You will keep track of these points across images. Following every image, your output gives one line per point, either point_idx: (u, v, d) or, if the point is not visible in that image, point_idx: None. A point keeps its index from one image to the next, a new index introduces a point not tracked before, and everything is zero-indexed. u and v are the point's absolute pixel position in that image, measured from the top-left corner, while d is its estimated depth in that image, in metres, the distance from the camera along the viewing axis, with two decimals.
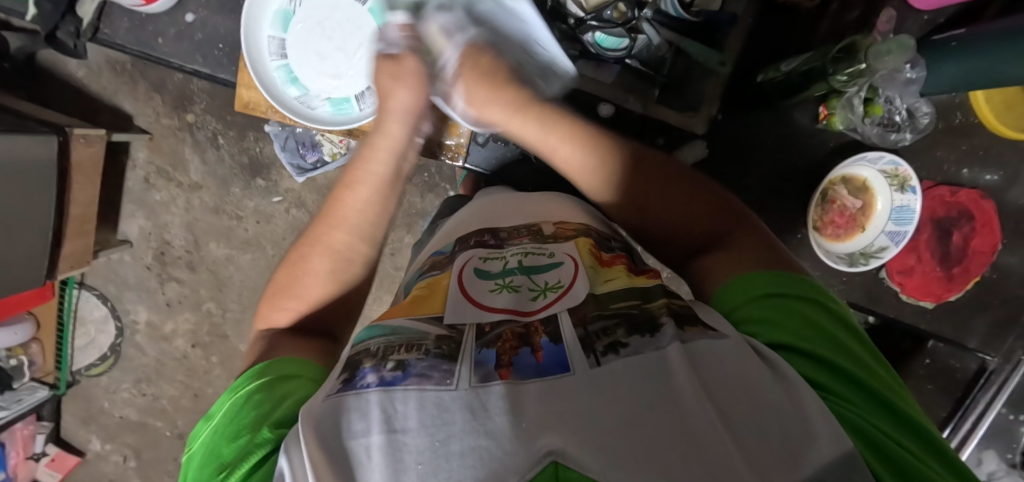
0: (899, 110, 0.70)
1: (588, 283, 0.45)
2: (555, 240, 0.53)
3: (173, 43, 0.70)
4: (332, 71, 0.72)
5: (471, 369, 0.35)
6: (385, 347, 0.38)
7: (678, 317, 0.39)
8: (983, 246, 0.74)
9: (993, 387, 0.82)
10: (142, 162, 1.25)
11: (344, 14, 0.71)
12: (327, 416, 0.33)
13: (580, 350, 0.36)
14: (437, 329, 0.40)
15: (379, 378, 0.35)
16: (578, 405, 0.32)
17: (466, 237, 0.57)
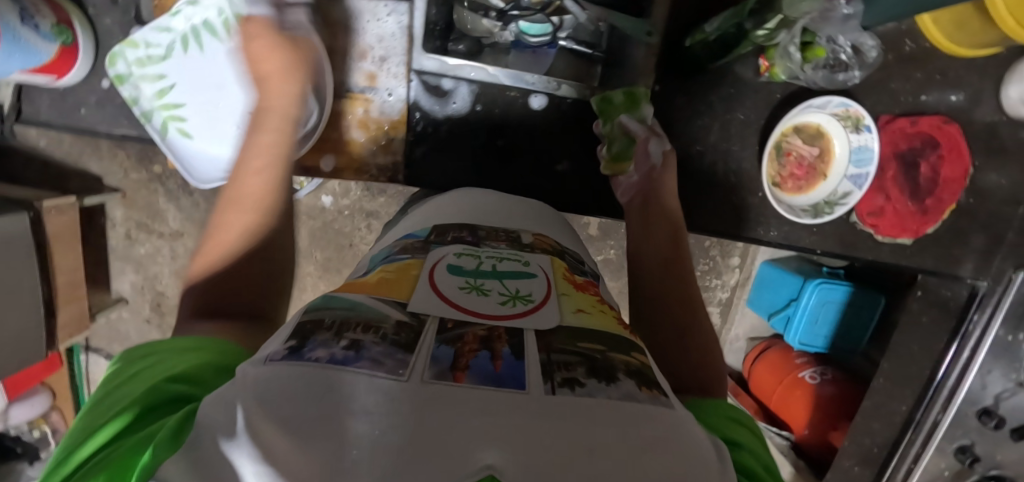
0: (844, 49, 0.66)
1: (558, 310, 0.37)
2: (532, 250, 0.47)
3: (96, 110, 0.68)
4: (218, 135, 0.64)
5: (427, 363, 0.29)
6: (342, 322, 0.32)
7: (636, 376, 0.32)
8: (953, 174, 0.72)
9: (988, 308, 0.82)
10: (120, 220, 1.28)
11: (225, 65, 0.63)
12: (277, 381, 0.26)
13: (538, 370, 0.30)
14: (397, 312, 0.33)
15: (330, 355, 0.29)
16: (523, 420, 0.26)
17: (444, 229, 0.49)
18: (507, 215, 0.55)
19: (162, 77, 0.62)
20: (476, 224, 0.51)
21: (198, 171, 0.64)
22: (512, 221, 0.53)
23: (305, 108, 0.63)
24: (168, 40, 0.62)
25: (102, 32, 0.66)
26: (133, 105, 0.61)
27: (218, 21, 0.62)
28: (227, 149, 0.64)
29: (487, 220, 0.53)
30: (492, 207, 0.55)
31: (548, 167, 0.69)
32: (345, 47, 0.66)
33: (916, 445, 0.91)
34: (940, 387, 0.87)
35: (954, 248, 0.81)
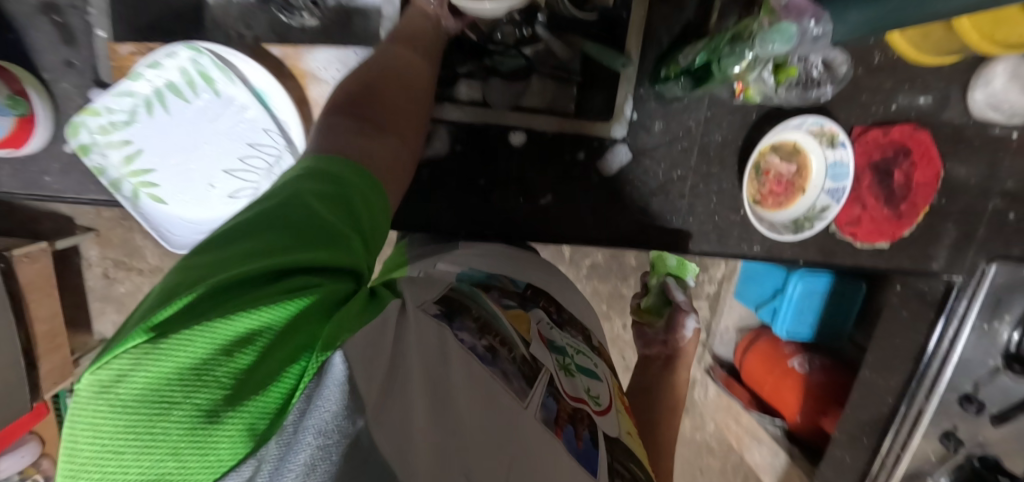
0: (816, 66, 0.67)
1: (617, 424, 0.45)
2: (596, 347, 0.54)
3: (61, 178, 0.66)
4: (194, 199, 0.62)
5: (540, 406, 0.37)
6: (487, 324, 0.41)
7: None
8: (924, 178, 0.75)
9: (964, 299, 0.86)
10: (96, 259, 1.26)
11: (194, 125, 0.61)
12: (436, 345, 0.35)
13: (608, 470, 0.37)
14: (523, 347, 0.41)
15: (472, 345, 0.38)
16: None
17: (541, 293, 0.54)
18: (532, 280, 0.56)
19: (128, 144, 0.60)
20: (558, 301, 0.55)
21: (174, 237, 0.62)
22: (540, 281, 0.56)
23: (280, 165, 0.62)
24: (130, 104, 0.59)
25: (61, 95, 0.64)
26: (101, 176, 0.59)
27: (181, 80, 0.59)
28: (204, 213, 0.63)
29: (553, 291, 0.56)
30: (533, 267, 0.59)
31: (529, 201, 0.68)
32: (316, 98, 0.63)
33: (903, 433, 0.93)
34: (922, 378, 0.90)
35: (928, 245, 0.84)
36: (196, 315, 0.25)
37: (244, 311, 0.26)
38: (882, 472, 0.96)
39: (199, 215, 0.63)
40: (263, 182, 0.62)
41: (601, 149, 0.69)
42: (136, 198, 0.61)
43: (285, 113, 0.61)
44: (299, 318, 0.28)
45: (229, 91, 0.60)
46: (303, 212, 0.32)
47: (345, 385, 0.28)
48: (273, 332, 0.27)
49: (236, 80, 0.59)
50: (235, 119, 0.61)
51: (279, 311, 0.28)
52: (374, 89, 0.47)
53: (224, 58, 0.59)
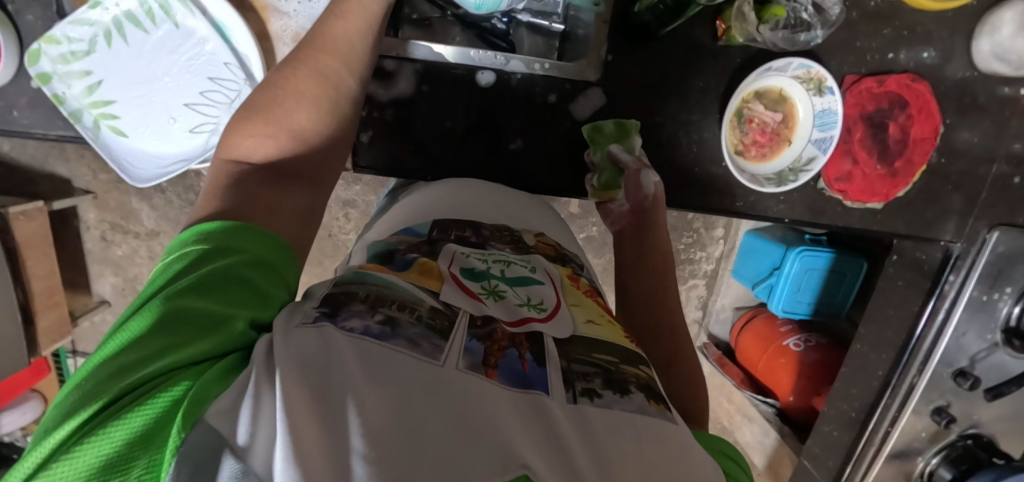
0: (805, 7, 0.63)
1: (570, 319, 0.42)
2: (535, 253, 0.52)
3: (28, 112, 0.64)
4: (156, 132, 0.62)
5: (462, 353, 0.33)
6: (376, 297, 0.36)
7: (647, 389, 0.37)
8: (921, 134, 0.71)
9: (961, 270, 0.81)
10: (93, 221, 1.27)
11: (154, 57, 0.60)
12: (311, 348, 0.30)
13: (560, 379, 0.34)
14: (432, 300, 0.37)
15: (364, 327, 0.32)
16: (557, 426, 0.30)
17: (445, 225, 0.53)
18: (470, 208, 0.56)
19: (88, 73, 0.59)
20: (477, 221, 0.55)
21: (135, 170, 0.62)
22: (483, 212, 0.56)
23: (240, 100, 0.61)
24: (89, 34, 0.58)
25: (26, 29, 0.62)
26: (60, 104, 0.58)
27: (140, 10, 0.58)
28: (165, 147, 0.62)
29: (486, 216, 0.56)
30: (483, 199, 0.58)
31: (500, 145, 0.66)
32: (276, 32, 0.60)
33: (893, 409, 0.89)
34: (916, 350, 0.86)
35: (925, 209, 0.80)
36: (52, 466, 0.24)
37: (97, 436, 0.25)
38: (870, 447, 0.93)
39: (160, 149, 0.62)
40: (224, 117, 0.61)
41: (575, 91, 0.66)
42: (97, 129, 0.60)
43: (245, 46, 0.59)
44: (164, 409, 0.26)
45: (188, 22, 0.59)
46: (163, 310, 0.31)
47: (231, 460, 0.24)
48: (135, 434, 0.25)
49: (195, 10, 0.58)
50: (195, 51, 0.60)
51: (150, 407, 0.26)
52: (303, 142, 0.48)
53: None
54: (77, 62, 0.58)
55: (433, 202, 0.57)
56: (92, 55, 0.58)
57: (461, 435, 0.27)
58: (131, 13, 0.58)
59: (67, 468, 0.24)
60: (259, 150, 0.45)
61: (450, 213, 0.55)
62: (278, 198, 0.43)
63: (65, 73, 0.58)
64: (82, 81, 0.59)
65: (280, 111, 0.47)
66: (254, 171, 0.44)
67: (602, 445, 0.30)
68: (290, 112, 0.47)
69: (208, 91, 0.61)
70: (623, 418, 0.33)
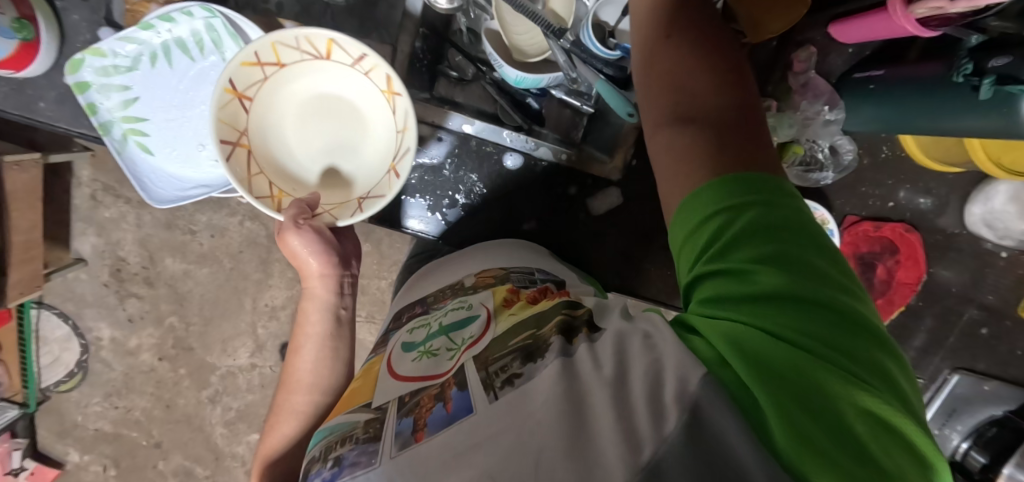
0: (822, 149, 0.67)
1: (495, 331, 0.50)
2: (475, 292, 0.60)
3: (55, 106, 0.64)
4: (184, 155, 0.62)
5: (394, 440, 0.41)
6: (326, 449, 0.46)
7: (565, 333, 0.44)
8: (906, 279, 0.75)
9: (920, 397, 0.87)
10: (87, 179, 1.28)
11: (195, 85, 0.61)
12: None
13: (480, 389, 0.41)
14: (366, 413, 0.47)
15: (323, 477, 0.42)
16: (479, 437, 0.37)
17: (400, 313, 0.64)
18: (446, 271, 0.66)
19: (126, 88, 0.59)
20: (423, 293, 0.65)
21: (155, 188, 0.61)
22: (462, 271, 0.65)
23: None
24: (134, 52, 0.58)
25: (70, 27, 0.63)
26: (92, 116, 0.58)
27: (191, 40, 0.59)
28: (188, 171, 0.63)
29: (446, 276, 0.66)
30: (454, 268, 0.66)
31: (515, 224, 0.70)
32: None
33: None
34: None
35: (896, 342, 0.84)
36: None
37: None
38: None
39: (182, 172, 0.62)
40: None
41: (595, 186, 0.68)
42: (124, 143, 0.60)
43: None
44: None
45: (238, 58, 0.60)
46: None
47: None
48: None
49: None
50: None
51: None
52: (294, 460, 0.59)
53: (238, 27, 0.58)
54: (117, 76, 0.58)
55: (400, 303, 0.68)
56: (134, 72, 0.59)
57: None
58: (182, 39, 0.59)
59: None
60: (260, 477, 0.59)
61: (413, 296, 0.66)
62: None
63: (102, 85, 0.58)
64: (119, 96, 0.59)
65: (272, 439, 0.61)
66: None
67: (512, 430, 0.36)
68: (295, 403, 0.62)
69: None
70: (535, 384, 0.38)
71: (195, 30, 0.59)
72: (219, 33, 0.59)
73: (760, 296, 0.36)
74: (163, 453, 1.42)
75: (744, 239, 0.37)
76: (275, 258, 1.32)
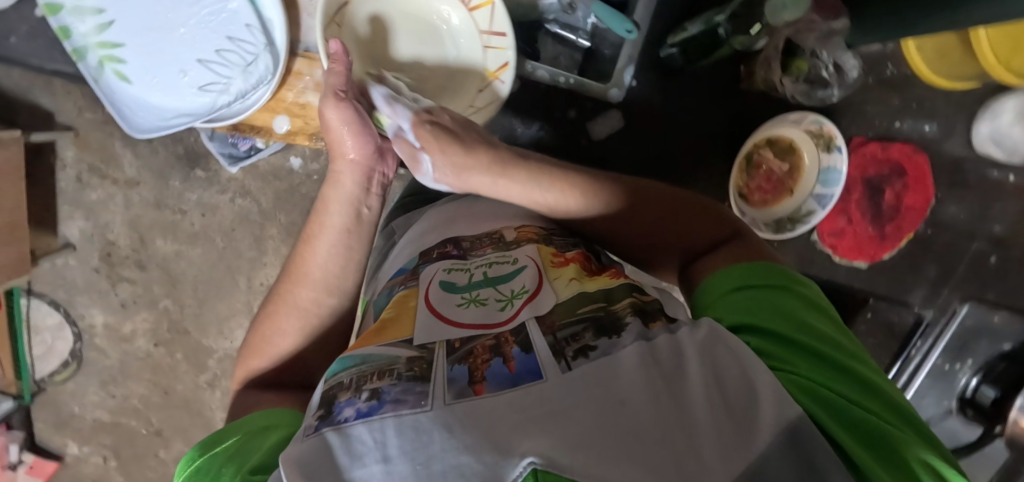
0: (826, 66, 0.64)
1: (553, 290, 0.43)
2: (518, 244, 0.52)
3: (27, 40, 0.62)
4: (165, 82, 0.62)
5: (447, 385, 0.32)
6: (359, 378, 0.35)
7: (641, 315, 0.38)
8: (915, 203, 0.73)
9: (930, 337, 0.84)
10: (71, 160, 1.22)
11: (173, 7, 0.60)
12: (313, 458, 0.30)
13: (550, 353, 0.34)
14: (407, 350, 0.37)
15: (356, 411, 0.32)
16: (554, 406, 0.29)
17: (429, 249, 0.55)
18: (474, 212, 0.60)
19: (101, 11, 0.60)
20: (458, 234, 0.56)
21: (134, 117, 0.63)
22: (505, 218, 0.58)
23: (256, 64, 0.62)
24: None
25: None
26: (65, 40, 0.59)
27: None
28: (170, 99, 0.63)
29: (477, 224, 0.58)
30: (475, 206, 0.60)
31: (515, 151, 0.69)
32: (305, 2, 0.62)
33: None
34: None
35: (909, 275, 0.83)
36: None
37: None
38: None
39: (164, 100, 0.63)
40: (235, 79, 0.62)
41: (595, 110, 0.68)
42: (100, 69, 0.61)
43: (269, 10, 0.60)
44: None
45: None
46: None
47: None
48: None
49: None
50: (217, 7, 0.61)
51: None
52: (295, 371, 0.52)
53: None
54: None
55: (421, 235, 0.58)
56: None
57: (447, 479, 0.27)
58: None
59: None
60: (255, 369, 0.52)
61: (441, 234, 0.57)
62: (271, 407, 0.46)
63: (78, 7, 0.60)
64: (94, 20, 0.60)
65: (269, 335, 0.52)
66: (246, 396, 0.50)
67: (574, 411, 0.29)
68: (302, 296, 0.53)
69: (222, 48, 0.62)
70: (620, 356, 0.32)
71: None
72: None
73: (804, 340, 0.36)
74: (163, 440, 1.39)
75: (774, 301, 0.38)
76: (269, 234, 1.28)
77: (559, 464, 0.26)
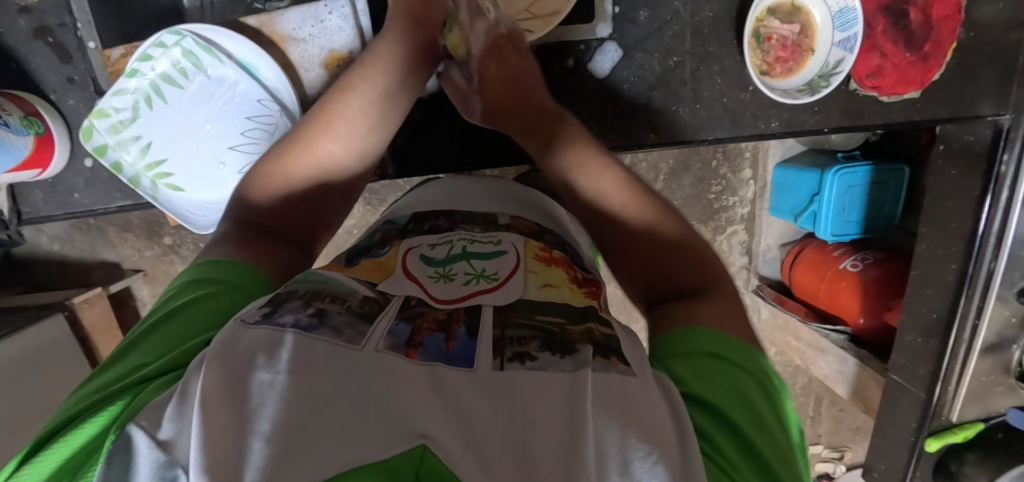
0: None
1: (522, 285, 0.47)
2: (506, 230, 0.58)
3: (87, 191, 0.73)
4: (209, 177, 0.68)
5: (384, 335, 0.37)
6: (313, 294, 0.41)
7: (598, 346, 0.39)
8: (945, 12, 0.69)
9: (1016, 142, 0.78)
10: (149, 297, 1.31)
11: (193, 109, 0.66)
12: (250, 341, 0.34)
13: (491, 348, 0.37)
14: (366, 290, 0.43)
15: (295, 320, 0.37)
16: (476, 403, 0.33)
17: (422, 217, 0.61)
18: (450, 198, 0.64)
19: (138, 137, 0.66)
20: (453, 208, 0.63)
21: (196, 218, 0.69)
22: (496, 205, 0.63)
23: (279, 130, 0.66)
24: (131, 101, 0.64)
25: (69, 113, 0.71)
26: (120, 173, 0.65)
27: (173, 70, 0.64)
28: (220, 191, 0.68)
29: (461, 203, 0.64)
30: (458, 195, 0.64)
31: None
32: (298, 59, 0.65)
33: (976, 300, 0.87)
34: (985, 236, 0.83)
35: (972, 90, 0.77)
36: (78, 423, 0.35)
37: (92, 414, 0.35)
38: (961, 347, 0.90)
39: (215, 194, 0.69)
40: (266, 151, 0.67)
41: (590, 50, 0.68)
42: (155, 187, 0.67)
43: (275, 80, 0.64)
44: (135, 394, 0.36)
45: (219, 70, 0.64)
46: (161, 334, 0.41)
47: (145, 435, 0.31)
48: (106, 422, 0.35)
49: (222, 57, 0.63)
50: (230, 94, 0.65)
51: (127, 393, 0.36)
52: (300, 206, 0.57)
53: (207, 38, 0.62)
54: (128, 129, 0.65)
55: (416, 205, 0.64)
56: (138, 120, 0.65)
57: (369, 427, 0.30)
58: (166, 72, 0.64)
59: (90, 416, 0.35)
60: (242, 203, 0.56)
61: (433, 205, 0.63)
62: (238, 249, 0.51)
63: (120, 140, 0.65)
64: (136, 146, 0.66)
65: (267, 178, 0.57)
66: (230, 221, 0.55)
67: (498, 409, 0.32)
68: (329, 149, 0.58)
69: (246, 128, 0.66)
70: (548, 375, 0.35)
71: (175, 57, 0.63)
72: (196, 51, 0.63)
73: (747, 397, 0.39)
74: None
75: (729, 368, 0.41)
76: None
77: (441, 449, 0.30)
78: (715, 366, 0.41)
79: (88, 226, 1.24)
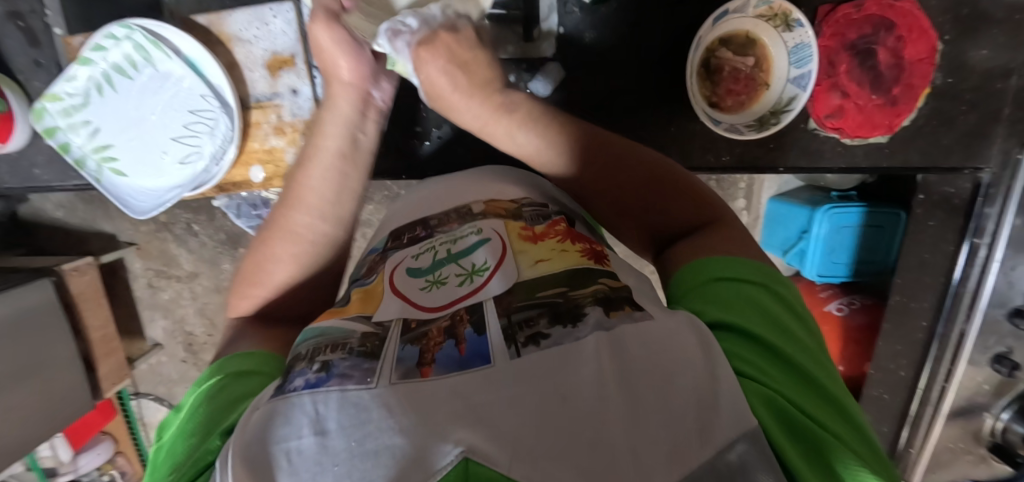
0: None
1: (516, 266, 0.44)
2: (483, 218, 0.53)
3: (47, 168, 0.76)
4: (153, 165, 0.70)
5: (394, 364, 0.34)
6: (314, 349, 0.38)
7: (603, 302, 0.37)
8: (918, 54, 0.66)
9: (995, 200, 0.72)
10: (140, 271, 1.34)
11: (141, 99, 0.68)
12: (263, 423, 0.31)
13: (501, 341, 0.34)
14: (363, 326, 0.40)
15: (305, 381, 0.34)
16: (484, 398, 0.30)
17: (399, 232, 0.56)
18: (471, 186, 0.60)
19: (87, 122, 0.69)
20: (426, 215, 0.58)
21: (134, 203, 0.70)
22: (471, 195, 0.58)
23: (219, 126, 0.67)
24: (83, 88, 0.67)
25: (35, 93, 0.74)
26: (66, 154, 0.68)
27: (124, 61, 0.66)
28: (161, 179, 0.70)
29: (437, 207, 0.59)
30: (479, 180, 0.61)
31: (470, 132, 0.74)
32: (242, 58, 0.66)
33: (946, 362, 0.82)
34: (959, 292, 0.79)
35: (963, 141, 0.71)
36: None
37: None
38: (927, 407, 0.85)
39: (156, 182, 0.70)
40: (207, 145, 0.68)
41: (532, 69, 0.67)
42: (101, 171, 0.70)
43: (216, 77, 0.65)
44: None
45: (166, 64, 0.66)
46: (195, 416, 0.39)
47: None
48: None
49: (169, 53, 0.65)
50: (175, 87, 0.67)
51: None
52: (306, 294, 0.58)
53: (156, 33, 0.64)
54: (77, 113, 0.68)
55: (393, 221, 0.61)
56: (89, 106, 0.68)
57: (399, 446, 0.28)
58: (117, 62, 0.66)
59: None
60: (255, 306, 0.56)
61: (412, 217, 0.59)
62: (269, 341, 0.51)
63: (70, 123, 0.68)
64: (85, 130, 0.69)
65: (263, 276, 0.56)
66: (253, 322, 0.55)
67: (532, 395, 0.29)
68: (297, 222, 0.56)
69: (189, 121, 0.68)
70: (561, 350, 0.32)
71: (124, 49, 0.65)
72: (145, 44, 0.65)
73: (770, 326, 0.37)
74: None
75: (746, 293, 0.40)
76: None
77: (485, 455, 0.27)
78: (733, 296, 0.39)
79: (90, 197, 1.27)
